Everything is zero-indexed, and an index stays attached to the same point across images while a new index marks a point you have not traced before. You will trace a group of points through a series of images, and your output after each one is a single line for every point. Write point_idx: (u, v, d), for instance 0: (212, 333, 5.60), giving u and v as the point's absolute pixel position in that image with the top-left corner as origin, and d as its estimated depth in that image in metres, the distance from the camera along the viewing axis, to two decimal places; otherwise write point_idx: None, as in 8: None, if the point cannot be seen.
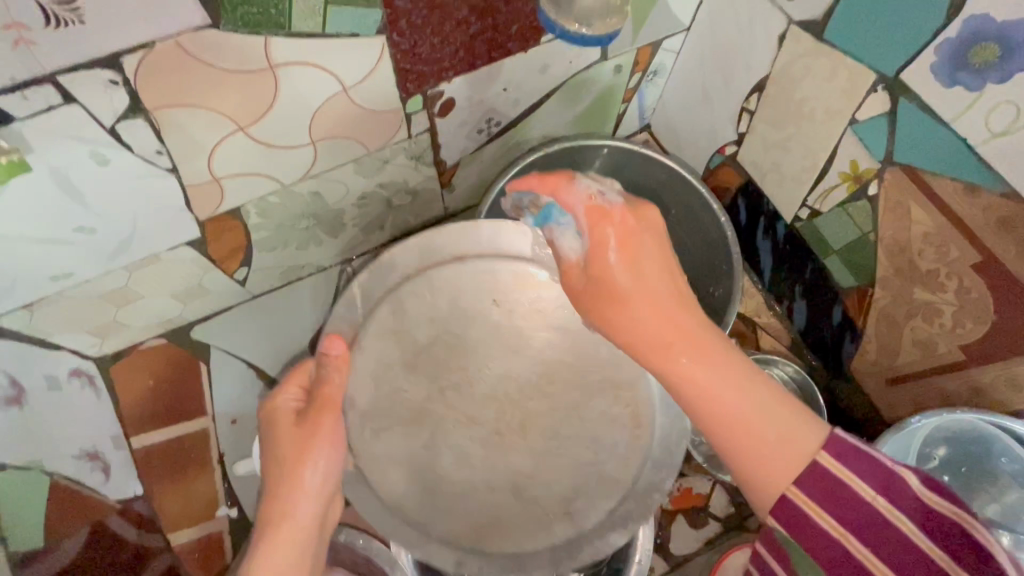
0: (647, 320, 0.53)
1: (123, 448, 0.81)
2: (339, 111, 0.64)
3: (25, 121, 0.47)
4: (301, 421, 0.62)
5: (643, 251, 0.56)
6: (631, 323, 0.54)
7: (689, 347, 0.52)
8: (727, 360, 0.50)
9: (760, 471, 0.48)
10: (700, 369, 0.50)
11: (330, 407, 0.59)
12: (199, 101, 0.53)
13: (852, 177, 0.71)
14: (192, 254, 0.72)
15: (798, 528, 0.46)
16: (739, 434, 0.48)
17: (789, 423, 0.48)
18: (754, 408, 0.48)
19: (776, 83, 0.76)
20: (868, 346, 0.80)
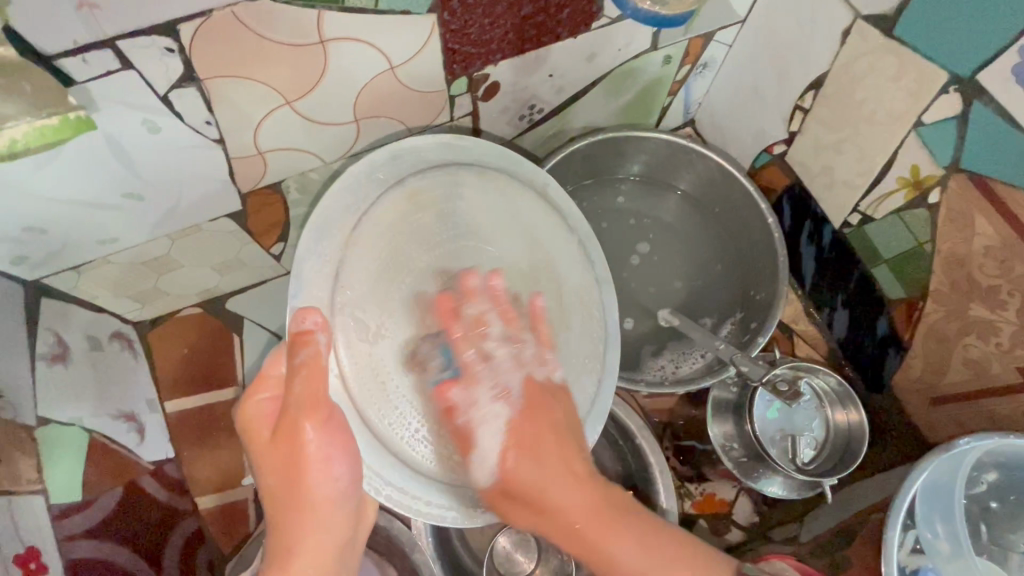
0: (551, 456, 0.61)
1: (158, 411, 0.83)
2: (384, 89, 0.63)
3: (87, 85, 0.48)
4: (294, 428, 0.52)
5: (529, 454, 0.62)
6: (536, 426, 0.62)
7: (565, 469, 0.61)
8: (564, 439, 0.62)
9: (603, 565, 0.57)
10: (568, 492, 0.60)
11: (318, 402, 0.53)
12: (250, 72, 0.53)
13: (911, 183, 0.68)
14: (231, 226, 0.73)
15: (659, 560, 0.56)
16: (609, 518, 0.58)
17: (640, 545, 0.57)
18: (628, 555, 0.56)
19: (834, 81, 0.72)
20: (913, 361, 0.77)
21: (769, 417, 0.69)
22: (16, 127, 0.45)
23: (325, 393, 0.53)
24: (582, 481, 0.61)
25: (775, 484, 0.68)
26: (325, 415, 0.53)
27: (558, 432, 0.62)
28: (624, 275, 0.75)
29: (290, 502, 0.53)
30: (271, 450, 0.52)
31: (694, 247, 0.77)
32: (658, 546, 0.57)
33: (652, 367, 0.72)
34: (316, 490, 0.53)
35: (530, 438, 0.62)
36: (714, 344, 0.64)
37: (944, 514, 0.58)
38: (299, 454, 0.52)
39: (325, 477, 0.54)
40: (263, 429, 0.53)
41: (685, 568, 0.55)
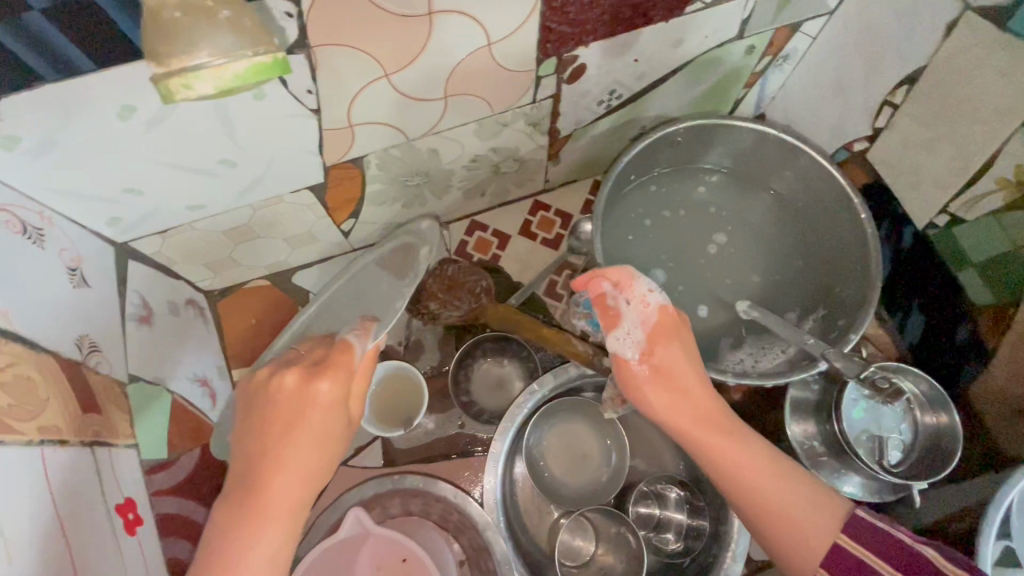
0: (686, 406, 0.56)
1: (226, 379, 0.84)
2: (477, 66, 0.63)
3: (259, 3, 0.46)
4: (289, 431, 0.46)
5: (667, 350, 0.59)
6: (660, 390, 0.58)
7: (716, 431, 0.54)
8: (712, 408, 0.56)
9: (770, 523, 0.51)
10: (736, 446, 0.53)
11: (310, 410, 0.47)
12: (356, 42, 0.54)
13: (1014, 184, 0.65)
14: (310, 199, 0.74)
15: (864, 541, 0.48)
16: (775, 471, 0.52)
17: (789, 484, 0.51)
18: (806, 522, 0.50)
19: (933, 76, 0.70)
20: (997, 369, 0.73)
21: (855, 416, 0.66)
22: (235, 61, 0.35)
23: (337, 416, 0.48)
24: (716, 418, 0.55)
25: (853, 484, 0.67)
26: (330, 387, 0.48)
27: (690, 371, 0.59)
28: (702, 266, 0.74)
29: (249, 508, 0.45)
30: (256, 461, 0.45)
31: (773, 242, 0.75)
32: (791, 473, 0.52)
33: (728, 361, 0.70)
34: (285, 505, 0.45)
35: (659, 335, 0.60)
36: (802, 339, 0.62)
37: None
38: (283, 451, 0.46)
39: (296, 484, 0.46)
40: (239, 449, 0.47)
41: (871, 546, 0.48)
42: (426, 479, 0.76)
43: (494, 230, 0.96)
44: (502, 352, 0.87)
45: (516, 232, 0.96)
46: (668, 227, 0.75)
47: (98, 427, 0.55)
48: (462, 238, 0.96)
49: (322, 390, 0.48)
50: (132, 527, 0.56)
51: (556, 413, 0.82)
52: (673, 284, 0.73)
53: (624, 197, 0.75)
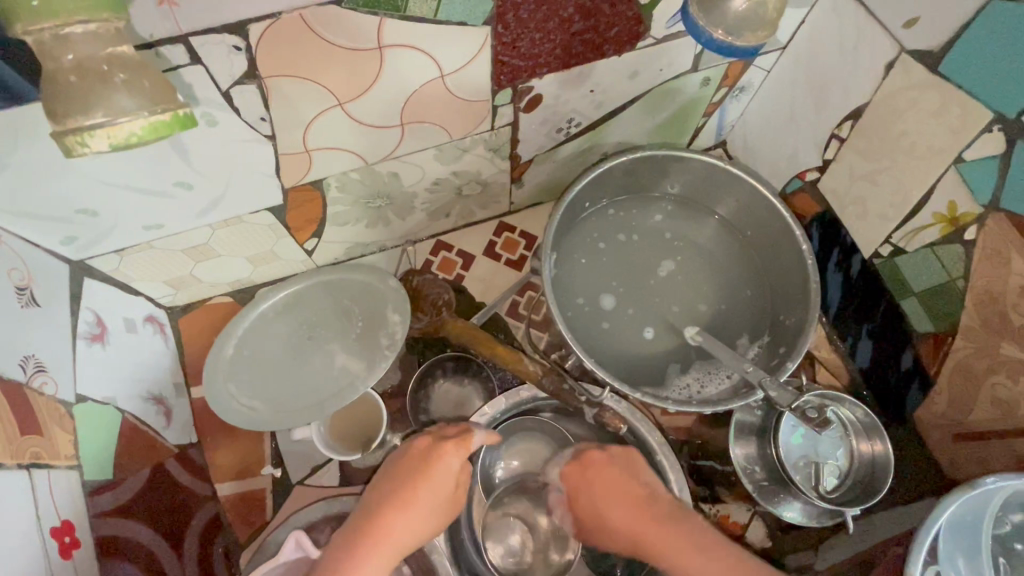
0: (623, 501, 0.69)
1: (183, 396, 0.84)
2: (431, 96, 0.65)
3: (176, 42, 0.47)
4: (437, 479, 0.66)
5: (603, 500, 0.71)
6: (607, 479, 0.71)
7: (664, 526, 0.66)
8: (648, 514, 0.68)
9: None
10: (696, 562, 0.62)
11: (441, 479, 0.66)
12: (308, 74, 0.55)
13: (947, 219, 0.68)
14: (271, 219, 0.75)
15: None
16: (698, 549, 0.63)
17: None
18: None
19: (875, 112, 0.73)
20: (939, 396, 0.76)
21: (793, 442, 0.69)
22: (131, 122, 0.37)
23: (450, 493, 0.67)
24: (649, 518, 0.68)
25: (794, 509, 0.68)
26: (449, 460, 0.67)
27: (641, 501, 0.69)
28: (653, 291, 0.76)
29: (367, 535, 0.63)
30: (376, 510, 0.65)
31: (723, 270, 0.77)
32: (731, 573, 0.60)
33: (677, 386, 0.72)
34: (395, 549, 0.63)
35: (605, 489, 0.71)
36: (743, 367, 0.64)
37: (967, 551, 0.57)
38: (410, 502, 0.65)
39: (405, 532, 0.64)
40: (372, 494, 0.68)
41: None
42: None
43: (459, 250, 0.97)
44: (463, 372, 0.88)
45: (481, 252, 0.98)
46: (620, 255, 0.77)
47: (39, 448, 0.57)
48: (427, 258, 0.97)
49: (450, 465, 0.67)
50: (68, 551, 0.57)
51: (513, 434, 0.83)
52: (625, 310, 0.76)
53: (578, 224, 0.77)
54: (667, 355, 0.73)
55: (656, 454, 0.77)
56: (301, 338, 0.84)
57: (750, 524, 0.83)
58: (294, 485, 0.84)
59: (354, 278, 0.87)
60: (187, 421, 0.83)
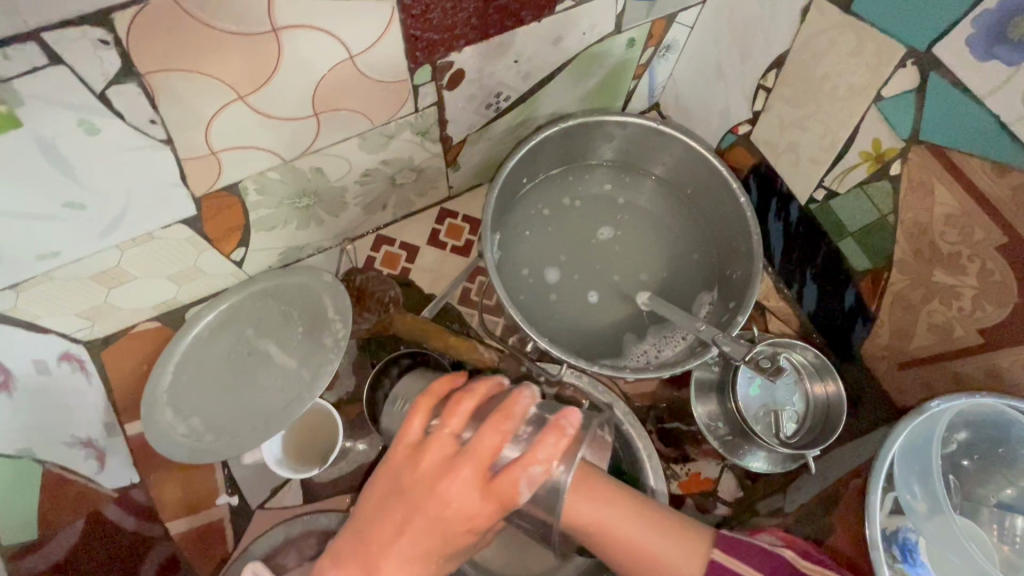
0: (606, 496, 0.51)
1: (117, 435, 0.77)
2: (343, 81, 0.60)
3: (21, 41, 0.41)
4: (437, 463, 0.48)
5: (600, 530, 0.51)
6: (602, 512, 0.51)
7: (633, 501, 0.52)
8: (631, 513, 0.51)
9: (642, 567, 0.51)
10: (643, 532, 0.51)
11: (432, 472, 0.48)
12: (195, 66, 0.50)
13: (873, 156, 0.69)
14: (187, 232, 0.69)
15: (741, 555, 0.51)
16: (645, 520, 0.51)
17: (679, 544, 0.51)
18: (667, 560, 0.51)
19: (796, 58, 0.73)
20: (881, 330, 0.79)
21: (753, 394, 0.70)
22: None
23: (474, 481, 0.47)
24: (596, 494, 0.51)
25: (759, 459, 0.70)
26: (436, 454, 0.48)
27: (584, 473, 0.51)
28: (604, 262, 0.75)
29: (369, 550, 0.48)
30: (408, 477, 0.48)
31: (670, 232, 0.76)
32: (668, 536, 0.52)
33: (634, 354, 0.71)
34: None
35: (539, 453, 0.48)
36: (696, 326, 0.64)
37: (921, 475, 0.58)
38: (433, 483, 0.47)
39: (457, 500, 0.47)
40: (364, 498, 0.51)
41: (743, 556, 0.51)
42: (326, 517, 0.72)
43: (401, 242, 0.93)
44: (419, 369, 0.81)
45: (425, 242, 0.94)
46: (566, 230, 0.76)
47: None
48: (369, 254, 0.92)
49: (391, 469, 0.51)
50: None
51: None
52: (578, 285, 0.74)
53: (518, 203, 0.75)
54: (619, 324, 0.73)
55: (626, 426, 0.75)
56: (241, 354, 0.79)
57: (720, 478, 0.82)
58: (254, 510, 0.79)
59: (291, 283, 0.82)
60: (125, 460, 0.76)
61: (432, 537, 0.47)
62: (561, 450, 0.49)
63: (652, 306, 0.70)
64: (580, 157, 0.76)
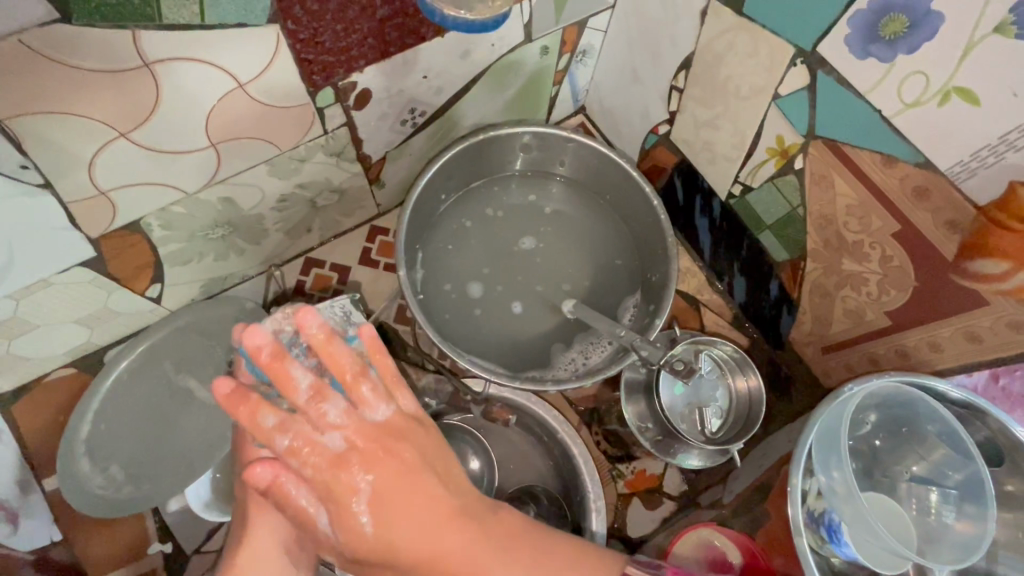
0: (398, 499, 0.45)
1: (35, 492, 0.73)
2: (236, 110, 0.58)
3: None
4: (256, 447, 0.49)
5: (381, 479, 0.45)
6: (412, 496, 0.45)
7: (468, 523, 0.47)
8: (440, 507, 0.46)
9: None
10: (453, 534, 0.46)
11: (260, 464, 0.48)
12: (59, 106, 0.47)
13: (779, 152, 0.71)
14: (90, 275, 0.66)
15: None
16: (513, 545, 0.47)
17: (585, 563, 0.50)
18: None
19: (701, 60, 0.75)
20: (804, 317, 0.81)
21: (677, 393, 0.71)
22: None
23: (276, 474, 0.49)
24: (456, 517, 0.46)
25: (693, 456, 0.71)
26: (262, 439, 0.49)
27: (421, 486, 0.46)
28: (528, 273, 0.75)
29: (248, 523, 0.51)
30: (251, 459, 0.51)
31: (593, 238, 0.77)
32: (527, 552, 0.48)
33: (563, 363, 0.72)
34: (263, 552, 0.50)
35: (384, 485, 0.45)
36: (616, 332, 0.65)
37: (836, 460, 0.60)
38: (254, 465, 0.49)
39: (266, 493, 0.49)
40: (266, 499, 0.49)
41: (645, 566, 0.51)
42: None
43: (332, 264, 0.91)
44: None
45: (357, 262, 0.92)
46: (489, 244, 0.76)
47: None
48: (299, 279, 0.90)
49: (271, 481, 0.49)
50: None
51: None
52: (504, 298, 0.74)
53: (438, 220, 0.74)
54: (546, 335, 0.73)
55: (558, 433, 0.77)
56: (165, 397, 0.77)
57: (665, 474, 0.84)
58: (191, 555, 0.76)
59: (216, 317, 0.80)
60: (44, 517, 0.73)
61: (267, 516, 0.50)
62: (392, 468, 0.45)
63: (577, 315, 0.70)
64: (497, 168, 0.75)
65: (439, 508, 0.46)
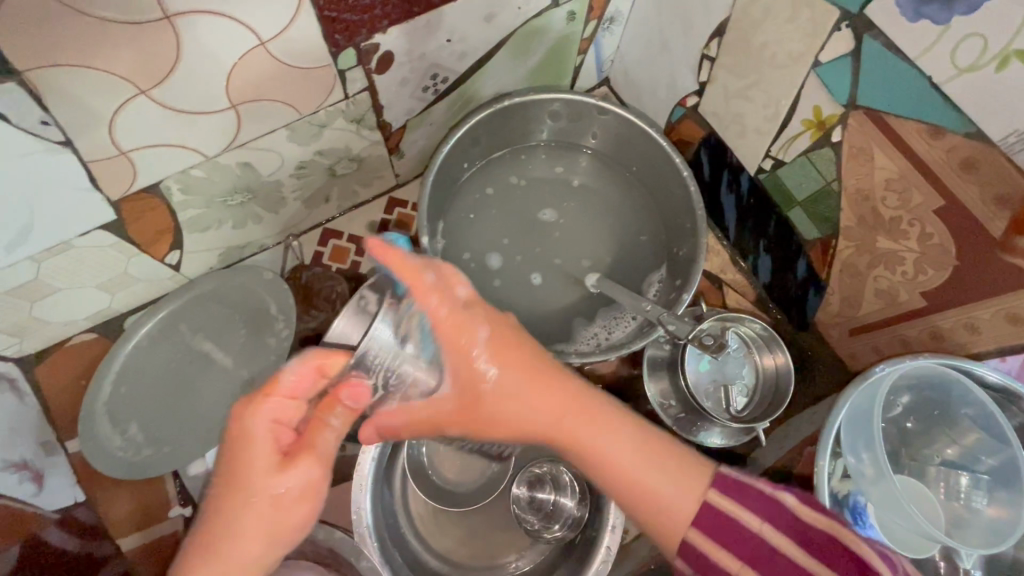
0: (514, 357, 0.53)
1: (59, 454, 0.74)
2: (257, 69, 0.56)
3: None
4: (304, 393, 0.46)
5: (507, 369, 0.53)
6: (518, 376, 0.53)
7: (579, 418, 0.53)
8: (565, 394, 0.54)
9: (616, 481, 0.52)
10: (609, 440, 0.52)
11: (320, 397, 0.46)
12: (79, 58, 0.46)
13: (815, 124, 0.68)
14: (109, 239, 0.65)
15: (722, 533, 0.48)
16: (652, 452, 0.52)
17: (676, 476, 0.51)
18: (630, 464, 0.51)
19: (736, 26, 0.71)
20: (832, 297, 0.79)
21: (703, 369, 0.70)
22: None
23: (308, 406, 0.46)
24: (573, 408, 0.54)
25: (715, 435, 0.70)
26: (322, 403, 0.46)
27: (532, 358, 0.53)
28: (550, 246, 0.74)
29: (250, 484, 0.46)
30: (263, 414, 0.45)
31: (618, 212, 0.75)
32: (646, 448, 0.52)
33: (584, 337, 0.70)
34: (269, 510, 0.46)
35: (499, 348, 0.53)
36: (642, 307, 0.63)
37: (866, 441, 0.59)
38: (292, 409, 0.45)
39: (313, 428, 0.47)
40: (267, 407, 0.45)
41: (745, 501, 0.48)
42: None
43: (349, 236, 0.90)
44: None
45: (375, 234, 0.91)
46: (510, 215, 0.74)
47: None
48: (316, 250, 0.89)
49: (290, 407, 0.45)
50: None
51: None
52: (524, 271, 0.73)
53: (459, 190, 0.73)
54: (568, 309, 0.72)
55: None
56: (183, 363, 0.77)
57: None
58: None
59: (234, 285, 0.79)
60: (67, 479, 0.74)
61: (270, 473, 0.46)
62: (503, 341, 0.53)
63: (601, 288, 0.69)
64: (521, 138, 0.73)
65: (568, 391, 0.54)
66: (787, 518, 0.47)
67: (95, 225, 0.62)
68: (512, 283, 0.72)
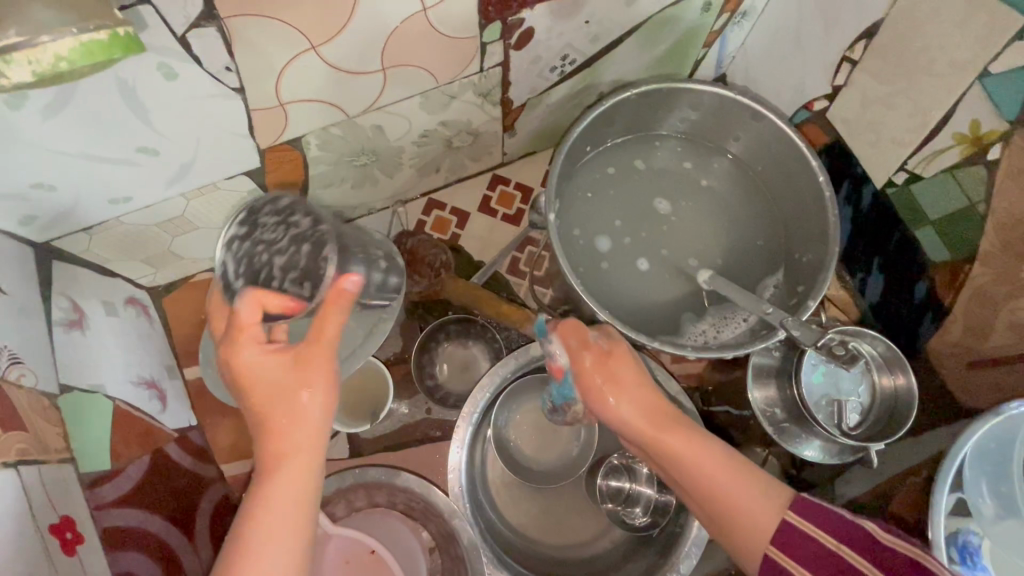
0: (622, 374, 0.59)
1: (177, 379, 0.80)
2: (415, 35, 0.58)
3: None
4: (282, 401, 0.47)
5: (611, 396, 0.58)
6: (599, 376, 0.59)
7: (663, 420, 0.58)
8: (650, 408, 0.58)
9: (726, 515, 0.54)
10: (699, 453, 0.55)
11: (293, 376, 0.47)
12: (269, 10, 0.48)
13: (969, 139, 0.64)
14: (250, 185, 0.69)
15: (792, 549, 0.50)
16: (730, 474, 0.54)
17: (750, 490, 0.53)
18: (733, 493, 0.53)
19: (892, 28, 0.68)
20: (952, 326, 0.74)
21: (815, 382, 0.69)
22: (60, 41, 0.35)
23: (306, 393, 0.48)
24: (658, 418, 0.57)
25: (814, 448, 0.69)
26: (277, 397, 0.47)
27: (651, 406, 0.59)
28: (662, 235, 0.73)
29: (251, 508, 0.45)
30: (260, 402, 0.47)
31: (738, 214, 0.74)
32: (741, 468, 0.54)
33: (692, 333, 0.70)
34: (293, 504, 0.45)
35: (579, 334, 0.61)
36: (763, 309, 0.62)
37: (995, 476, 0.58)
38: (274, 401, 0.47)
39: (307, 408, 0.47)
40: (290, 379, 0.47)
41: (825, 526, 0.49)
42: (388, 471, 0.71)
43: (451, 207, 0.93)
44: (466, 335, 0.85)
45: (476, 209, 0.93)
46: (625, 200, 0.74)
47: (24, 444, 0.53)
48: (419, 218, 0.92)
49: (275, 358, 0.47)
50: (71, 547, 0.54)
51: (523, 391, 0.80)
52: (632, 256, 0.72)
53: (579, 169, 0.73)
54: (676, 303, 0.71)
55: (674, 405, 0.75)
56: None
57: (764, 465, 0.80)
58: None
59: None
60: (183, 403, 0.80)
61: (292, 457, 0.47)
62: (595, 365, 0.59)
63: (714, 286, 0.67)
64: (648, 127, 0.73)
65: (641, 409, 0.58)
66: (865, 539, 0.47)
67: (241, 169, 0.66)
68: (619, 268, 0.72)
